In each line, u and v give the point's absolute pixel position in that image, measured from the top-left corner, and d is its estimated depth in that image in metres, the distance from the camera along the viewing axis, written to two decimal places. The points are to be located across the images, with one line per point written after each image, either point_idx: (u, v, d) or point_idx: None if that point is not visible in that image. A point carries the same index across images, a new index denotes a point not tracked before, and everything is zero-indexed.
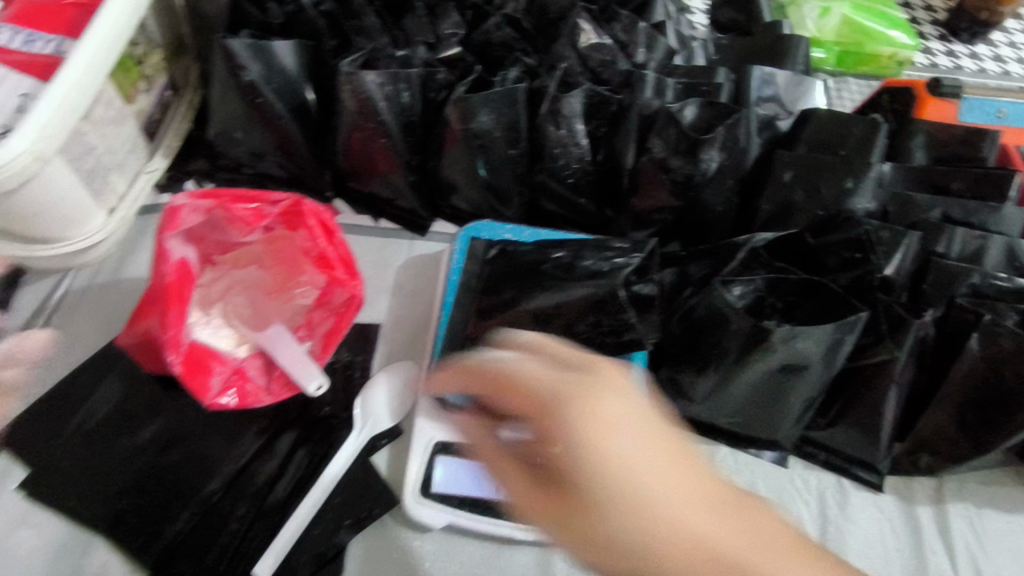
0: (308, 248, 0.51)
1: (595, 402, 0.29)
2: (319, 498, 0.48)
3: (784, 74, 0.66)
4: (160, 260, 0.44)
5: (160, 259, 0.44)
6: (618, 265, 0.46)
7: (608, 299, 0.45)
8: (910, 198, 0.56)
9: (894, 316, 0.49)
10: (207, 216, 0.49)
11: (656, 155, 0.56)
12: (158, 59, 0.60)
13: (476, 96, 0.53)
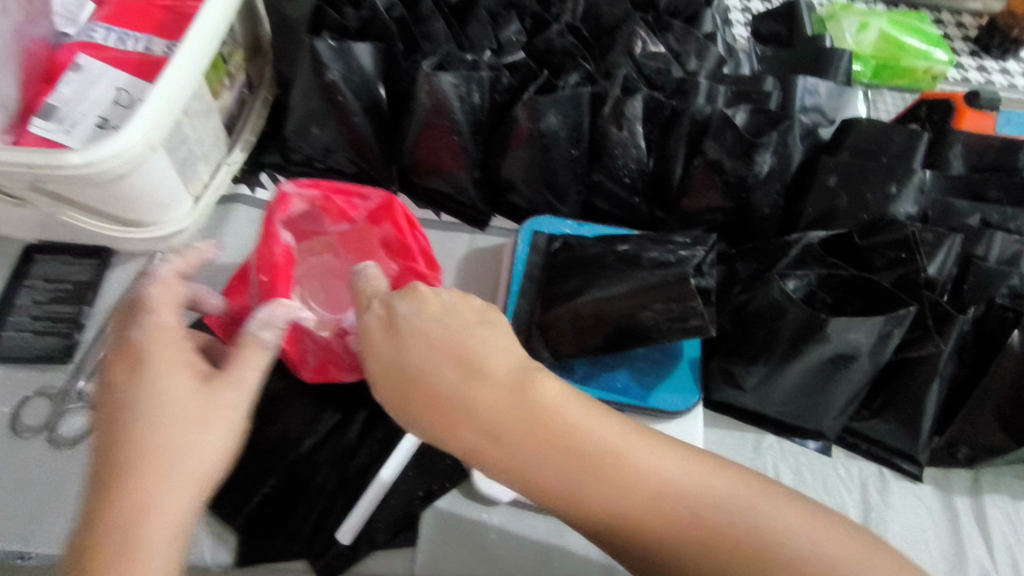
0: (389, 240, 0.54)
1: (466, 337, 0.37)
2: (386, 480, 0.50)
3: (826, 84, 0.69)
4: (271, 242, 0.48)
5: (272, 242, 0.48)
6: (684, 258, 0.49)
7: (680, 285, 0.47)
8: (951, 204, 0.59)
9: (939, 312, 0.52)
10: (309, 205, 0.53)
11: (710, 158, 0.59)
12: (240, 58, 0.64)
13: (545, 98, 0.57)
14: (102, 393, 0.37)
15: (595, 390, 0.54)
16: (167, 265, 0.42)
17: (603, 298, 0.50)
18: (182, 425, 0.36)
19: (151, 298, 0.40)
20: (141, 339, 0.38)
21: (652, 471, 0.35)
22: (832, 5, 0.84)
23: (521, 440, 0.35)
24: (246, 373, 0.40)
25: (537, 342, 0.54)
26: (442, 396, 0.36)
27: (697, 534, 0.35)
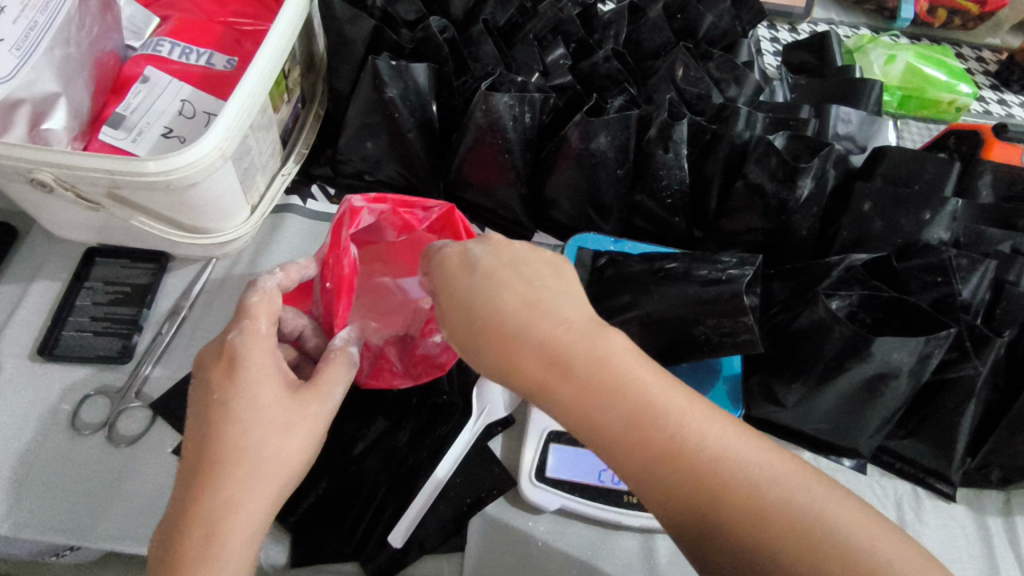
0: None
1: (541, 287, 0.39)
2: (439, 480, 0.51)
3: (857, 114, 0.71)
4: (337, 252, 0.48)
5: (338, 251, 0.48)
6: (733, 276, 0.51)
7: (733, 302, 0.49)
8: (983, 231, 0.61)
9: (977, 335, 0.53)
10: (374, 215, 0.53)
11: (752, 181, 0.61)
12: (298, 74, 0.66)
13: (596, 120, 0.59)
14: (200, 388, 0.41)
15: None
16: (270, 277, 0.46)
17: (656, 312, 0.53)
18: (272, 430, 0.39)
19: (252, 306, 0.43)
20: (240, 344, 0.41)
21: (710, 440, 0.35)
22: (861, 37, 0.87)
23: (582, 380, 0.36)
24: (331, 387, 0.43)
25: None
26: (508, 331, 0.38)
27: (747, 511, 0.33)
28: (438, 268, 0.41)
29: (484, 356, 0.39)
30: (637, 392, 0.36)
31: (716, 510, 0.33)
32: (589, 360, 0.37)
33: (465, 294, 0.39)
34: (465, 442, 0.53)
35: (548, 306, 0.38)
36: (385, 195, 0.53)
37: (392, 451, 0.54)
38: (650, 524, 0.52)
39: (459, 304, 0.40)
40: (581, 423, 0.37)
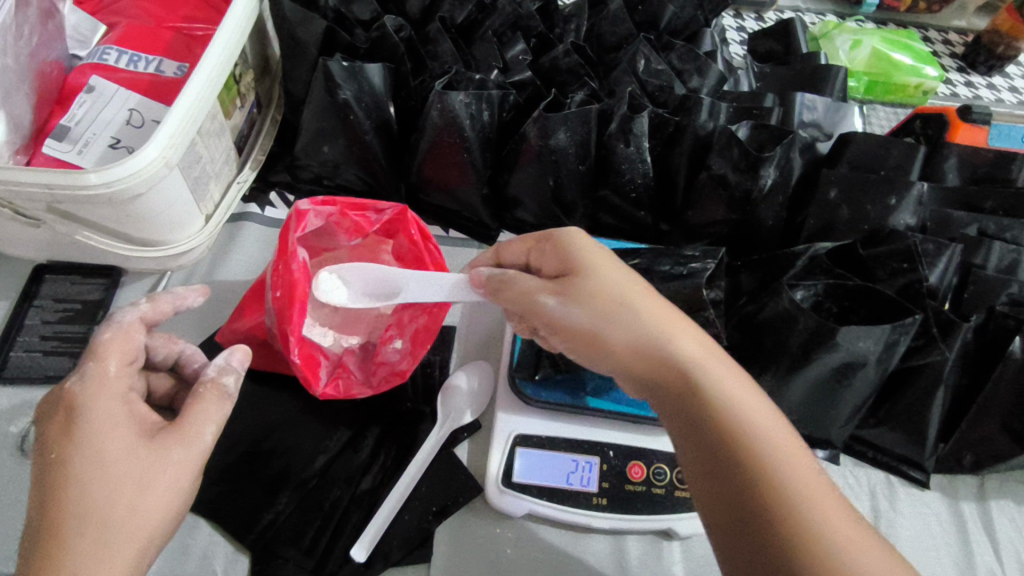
0: (404, 252, 0.55)
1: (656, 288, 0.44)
2: (409, 481, 0.50)
3: (823, 101, 0.71)
4: (284, 259, 0.46)
5: (285, 258, 0.46)
6: (695, 270, 0.50)
7: (693, 298, 0.49)
8: (949, 214, 0.61)
9: (942, 320, 0.53)
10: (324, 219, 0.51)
11: (716, 172, 0.60)
12: (250, 79, 0.64)
13: (554, 115, 0.58)
14: (40, 448, 0.39)
15: (611, 399, 0.53)
16: (131, 310, 0.44)
17: None
18: (122, 488, 0.37)
19: (103, 345, 0.41)
20: (80, 395, 0.39)
21: (781, 452, 0.36)
22: (826, 23, 0.87)
23: (684, 367, 0.40)
24: (197, 429, 0.41)
25: (550, 355, 0.54)
26: (626, 304, 0.42)
27: (790, 515, 0.34)
28: (562, 245, 0.46)
29: (592, 323, 0.42)
30: (731, 387, 0.39)
31: (762, 503, 0.35)
32: (691, 354, 0.40)
33: (587, 270, 0.44)
34: (434, 444, 0.52)
35: (660, 299, 0.43)
36: (333, 198, 0.51)
37: (353, 462, 0.52)
38: (621, 524, 0.51)
39: (576, 275, 0.44)
40: (671, 397, 0.40)
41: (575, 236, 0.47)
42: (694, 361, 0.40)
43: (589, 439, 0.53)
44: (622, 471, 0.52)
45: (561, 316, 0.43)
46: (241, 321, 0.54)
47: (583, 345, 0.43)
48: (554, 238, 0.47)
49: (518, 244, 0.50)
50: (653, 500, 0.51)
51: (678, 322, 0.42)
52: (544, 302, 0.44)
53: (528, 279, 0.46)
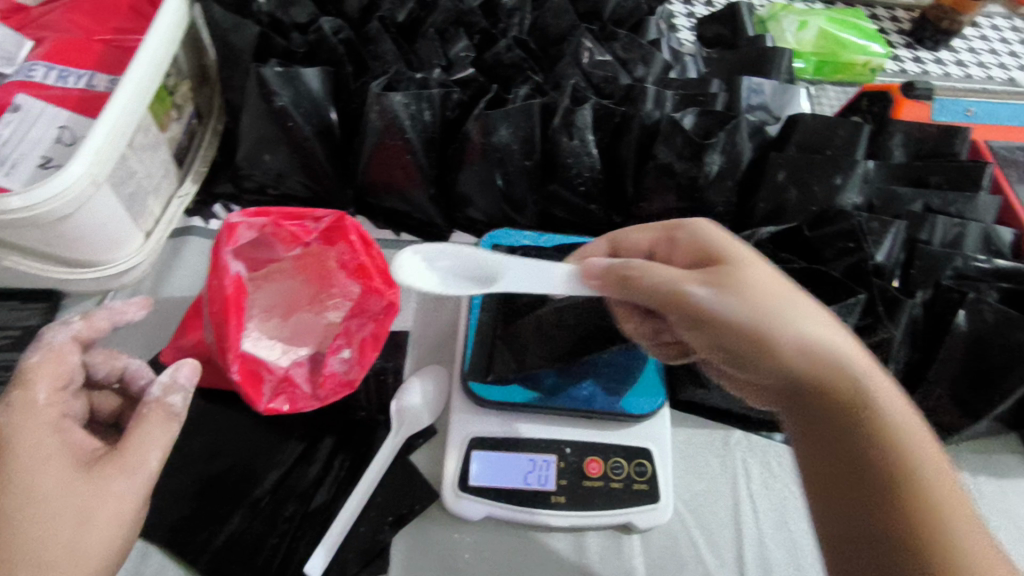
0: (345, 260, 0.54)
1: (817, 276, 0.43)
2: (364, 491, 0.50)
3: (770, 84, 0.71)
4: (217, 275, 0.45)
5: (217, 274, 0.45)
6: None
7: None
8: (895, 192, 0.61)
9: (889, 298, 0.53)
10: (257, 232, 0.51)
11: (663, 161, 0.59)
12: (186, 89, 0.63)
13: (495, 112, 0.57)
14: None
15: (565, 398, 0.53)
16: (62, 330, 0.43)
17: (566, 305, 0.52)
18: (64, 524, 0.37)
19: (33, 369, 0.41)
20: (6, 426, 0.38)
21: (922, 451, 0.34)
22: (773, 5, 0.87)
23: (836, 350, 0.37)
24: (142, 454, 0.41)
25: (503, 355, 0.53)
26: (778, 297, 0.39)
27: (928, 512, 0.32)
28: (699, 238, 0.44)
29: (742, 315, 0.38)
30: (881, 389, 0.37)
31: (893, 483, 0.33)
32: (839, 342, 0.38)
33: (737, 261, 0.41)
34: (390, 451, 0.52)
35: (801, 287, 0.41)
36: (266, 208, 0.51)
37: (306, 477, 0.52)
38: (579, 521, 0.51)
39: (714, 266, 0.41)
40: (817, 379, 0.37)
41: (712, 228, 0.44)
42: (841, 350, 0.37)
43: (544, 437, 0.53)
44: (580, 467, 0.52)
45: (702, 306, 0.39)
46: (182, 339, 0.53)
47: (720, 337, 0.39)
48: (693, 229, 0.45)
49: (641, 236, 0.48)
50: (611, 494, 0.52)
51: (818, 310, 0.40)
52: (687, 291, 0.40)
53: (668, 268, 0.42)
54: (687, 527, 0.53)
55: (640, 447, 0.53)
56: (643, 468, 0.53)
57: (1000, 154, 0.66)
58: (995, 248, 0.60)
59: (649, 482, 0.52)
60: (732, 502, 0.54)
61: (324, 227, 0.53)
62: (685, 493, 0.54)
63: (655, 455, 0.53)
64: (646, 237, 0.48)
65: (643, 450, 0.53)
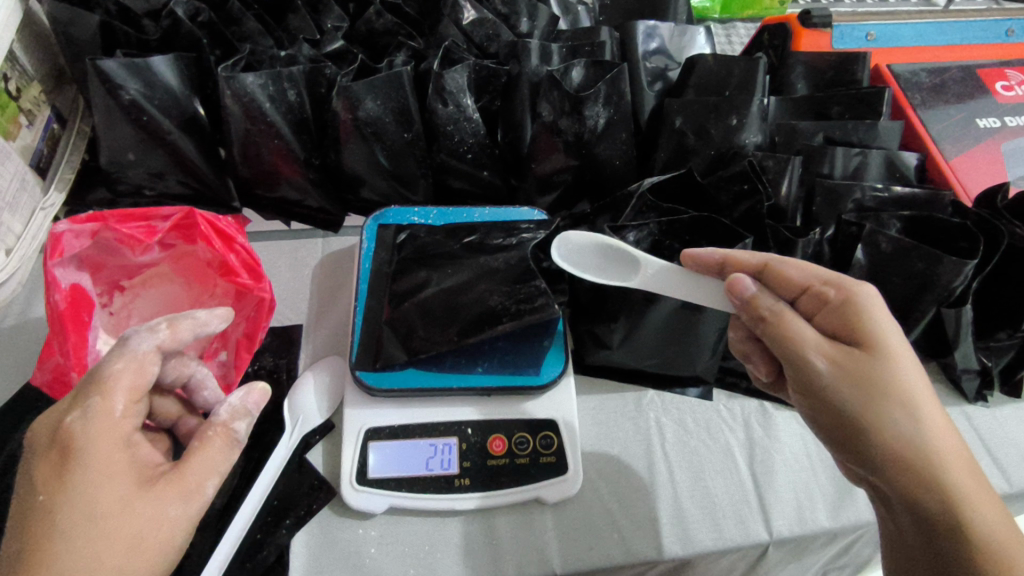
0: (211, 259, 0.55)
1: (887, 317, 0.40)
2: (253, 502, 0.46)
3: (666, 26, 0.68)
4: (50, 288, 0.47)
5: (50, 288, 0.47)
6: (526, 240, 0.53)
7: (521, 269, 0.50)
8: (795, 126, 0.59)
9: (782, 240, 0.51)
10: (95, 239, 0.50)
11: (546, 119, 0.56)
12: (36, 93, 0.58)
13: (359, 83, 0.54)
14: (25, 481, 0.36)
15: (459, 378, 0.51)
16: (149, 337, 0.40)
17: (448, 287, 0.50)
18: (113, 547, 0.34)
19: (111, 377, 0.37)
20: (82, 435, 0.35)
21: (992, 518, 0.35)
22: None
23: (906, 406, 0.37)
24: (200, 479, 0.38)
25: (391, 342, 0.51)
26: (904, 397, 0.37)
27: None
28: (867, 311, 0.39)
29: (873, 375, 0.38)
30: (968, 469, 0.36)
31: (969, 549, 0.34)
32: (938, 411, 0.38)
33: (870, 321, 0.39)
34: (284, 455, 0.49)
35: (879, 334, 0.39)
36: (101, 214, 0.51)
37: None
38: (485, 501, 0.48)
39: (867, 346, 0.39)
40: (895, 442, 0.37)
41: (874, 303, 0.40)
42: (926, 416, 0.37)
43: (443, 420, 0.50)
44: (483, 446, 0.50)
45: (831, 384, 0.38)
46: (44, 358, 0.48)
47: (818, 401, 0.39)
48: (859, 294, 0.40)
49: (796, 275, 0.43)
50: (517, 471, 0.49)
51: (898, 365, 0.38)
52: (813, 362, 0.39)
53: (807, 327, 0.40)
54: (600, 496, 0.50)
55: (545, 419, 0.51)
56: (548, 441, 0.50)
57: (902, 78, 0.65)
58: (899, 174, 0.58)
59: (556, 454, 0.50)
60: (647, 462, 0.52)
61: (174, 225, 0.53)
62: (597, 461, 0.52)
63: (561, 426, 0.51)
64: (807, 276, 0.42)
65: (550, 422, 0.51)
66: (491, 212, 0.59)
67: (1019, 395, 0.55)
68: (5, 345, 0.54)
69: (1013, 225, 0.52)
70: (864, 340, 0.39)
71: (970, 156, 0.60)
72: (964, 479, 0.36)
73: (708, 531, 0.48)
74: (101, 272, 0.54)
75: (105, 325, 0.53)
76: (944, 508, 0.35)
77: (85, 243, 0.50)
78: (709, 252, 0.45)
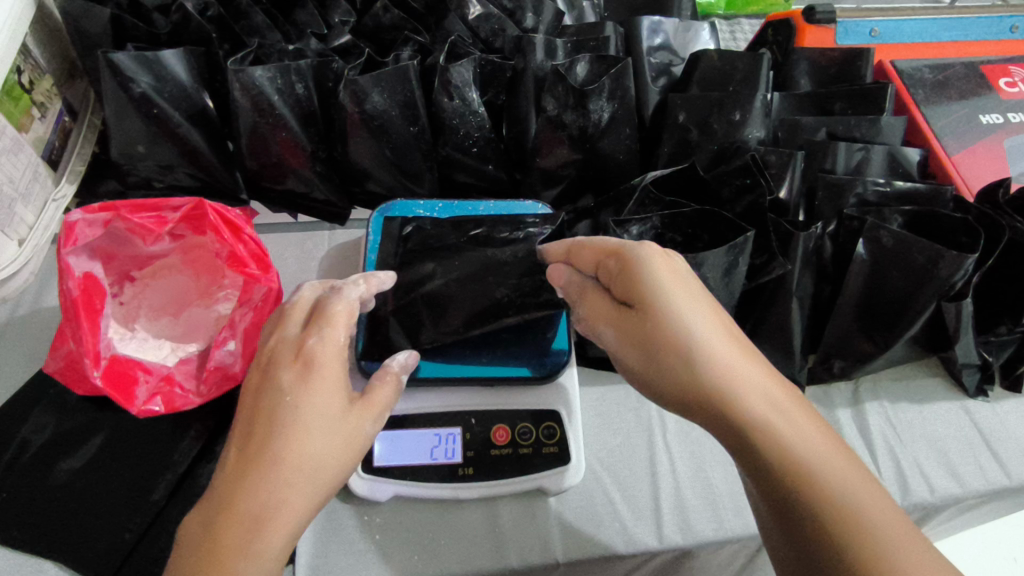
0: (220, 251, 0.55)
1: (658, 271, 0.42)
2: None
3: (671, 22, 0.68)
4: (64, 275, 0.48)
5: (64, 274, 0.48)
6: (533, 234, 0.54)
7: (531, 261, 0.51)
8: (798, 121, 0.59)
9: (782, 232, 0.51)
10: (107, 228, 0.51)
11: (551, 113, 0.57)
12: (49, 86, 0.59)
13: (366, 77, 0.55)
14: (268, 381, 0.41)
15: (463, 368, 0.52)
16: (355, 289, 0.47)
17: (454, 279, 0.51)
18: (334, 443, 0.39)
19: (336, 313, 0.44)
20: (322, 353, 0.42)
21: (780, 435, 0.36)
22: None
23: (683, 356, 0.40)
24: (386, 406, 0.44)
25: (397, 333, 0.52)
26: (677, 347, 0.40)
27: (798, 502, 0.34)
28: (641, 271, 0.42)
29: (651, 335, 0.41)
30: (753, 394, 0.38)
31: (763, 474, 0.36)
32: (714, 350, 0.39)
33: (638, 282, 0.42)
34: None
35: (644, 293, 0.41)
36: (113, 203, 0.51)
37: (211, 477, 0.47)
38: (489, 490, 0.49)
39: (644, 308, 0.41)
40: (682, 393, 0.40)
41: (646, 259, 0.42)
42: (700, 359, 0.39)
43: (448, 409, 0.51)
44: (486, 437, 0.50)
45: (629, 354, 0.43)
46: (55, 346, 0.50)
47: (632, 370, 0.43)
48: (631, 257, 0.43)
49: (591, 250, 0.46)
50: (520, 460, 0.50)
51: (665, 318, 0.40)
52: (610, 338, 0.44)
53: (604, 304, 0.45)
54: (602, 484, 0.50)
55: (548, 410, 0.52)
56: (551, 431, 0.51)
57: (905, 74, 0.65)
58: (901, 169, 0.58)
59: (559, 444, 0.51)
60: (648, 453, 0.52)
61: (184, 215, 0.53)
62: (600, 451, 0.52)
63: (564, 417, 0.52)
64: (596, 252, 0.45)
65: (552, 413, 0.52)
66: (495, 206, 0.60)
67: (1018, 390, 0.55)
68: (18, 333, 0.55)
69: (1014, 220, 0.53)
70: (640, 303, 0.42)
71: (971, 152, 0.60)
72: (746, 405, 0.37)
73: (708, 522, 0.49)
74: (113, 262, 0.55)
75: (116, 315, 0.54)
76: (735, 441, 0.37)
77: (96, 232, 0.51)
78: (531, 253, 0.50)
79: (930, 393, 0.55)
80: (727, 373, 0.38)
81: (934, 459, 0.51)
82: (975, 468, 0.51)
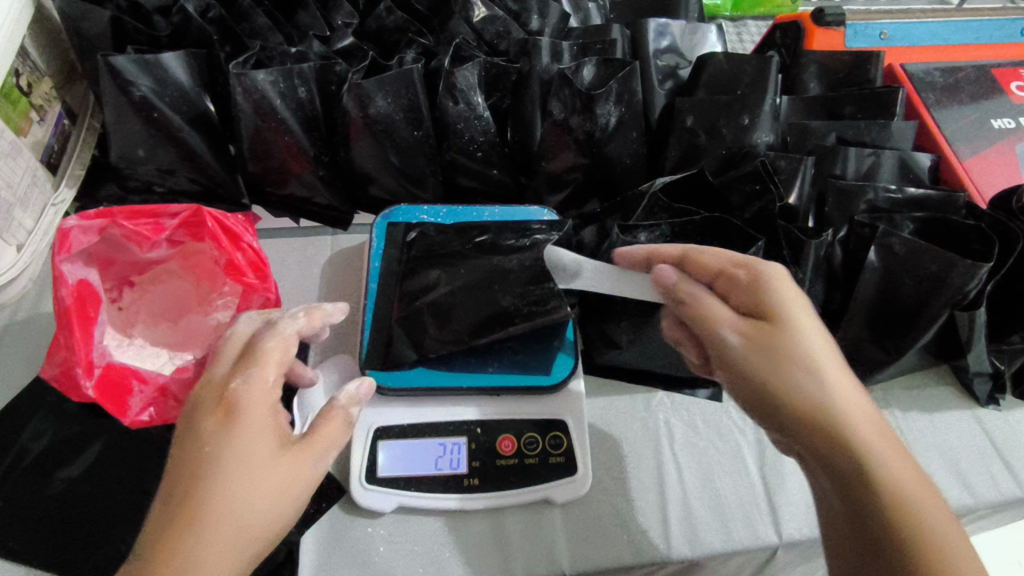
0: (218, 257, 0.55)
1: (788, 290, 0.41)
2: None
3: (678, 24, 0.67)
4: (58, 283, 0.47)
5: (58, 282, 0.47)
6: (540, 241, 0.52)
7: (538, 269, 0.50)
8: (807, 126, 0.58)
9: (793, 240, 0.50)
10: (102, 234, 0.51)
11: (557, 117, 0.56)
12: (47, 88, 0.58)
13: (370, 81, 0.54)
14: (189, 430, 0.39)
15: (470, 377, 0.51)
16: (293, 322, 0.44)
17: (460, 287, 0.51)
18: (260, 496, 0.37)
19: (265, 352, 0.41)
20: (245, 398, 0.39)
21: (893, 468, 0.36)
22: None
23: (808, 375, 0.39)
24: (326, 449, 0.41)
25: (401, 342, 0.51)
26: (805, 364, 0.39)
27: (909, 532, 0.34)
28: (775, 287, 0.41)
29: (774, 349, 0.40)
30: (869, 426, 0.38)
31: (873, 500, 0.35)
32: (834, 377, 0.39)
33: (771, 295, 0.41)
34: None
35: (778, 308, 0.40)
36: (111, 210, 0.51)
37: None
38: (495, 501, 0.48)
39: (774, 320, 0.40)
40: (801, 407, 0.38)
41: (781, 279, 0.42)
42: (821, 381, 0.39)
43: (453, 419, 0.50)
44: (491, 447, 0.50)
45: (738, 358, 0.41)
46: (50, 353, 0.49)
47: (735, 376, 0.41)
48: (764, 272, 0.42)
49: (715, 257, 0.44)
50: (526, 471, 0.49)
51: (793, 337, 0.40)
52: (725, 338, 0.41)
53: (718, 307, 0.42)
54: (609, 495, 0.49)
55: (554, 420, 0.51)
56: (557, 441, 0.50)
57: (915, 77, 0.64)
58: (912, 174, 0.57)
59: (566, 454, 0.50)
60: (655, 463, 0.52)
61: (182, 222, 0.53)
62: (606, 461, 0.52)
63: (570, 426, 0.51)
64: (722, 259, 0.43)
65: (559, 422, 0.51)
66: (500, 212, 0.59)
67: None
68: (15, 340, 0.54)
69: None
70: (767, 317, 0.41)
71: (983, 157, 0.59)
72: (862, 434, 0.37)
73: (716, 533, 0.48)
74: (111, 268, 0.54)
75: (115, 321, 0.53)
76: (845, 466, 0.37)
77: (92, 239, 0.51)
78: (636, 249, 0.48)
79: (941, 402, 0.54)
80: (846, 401, 0.38)
81: (946, 469, 0.50)
82: (988, 479, 0.50)
